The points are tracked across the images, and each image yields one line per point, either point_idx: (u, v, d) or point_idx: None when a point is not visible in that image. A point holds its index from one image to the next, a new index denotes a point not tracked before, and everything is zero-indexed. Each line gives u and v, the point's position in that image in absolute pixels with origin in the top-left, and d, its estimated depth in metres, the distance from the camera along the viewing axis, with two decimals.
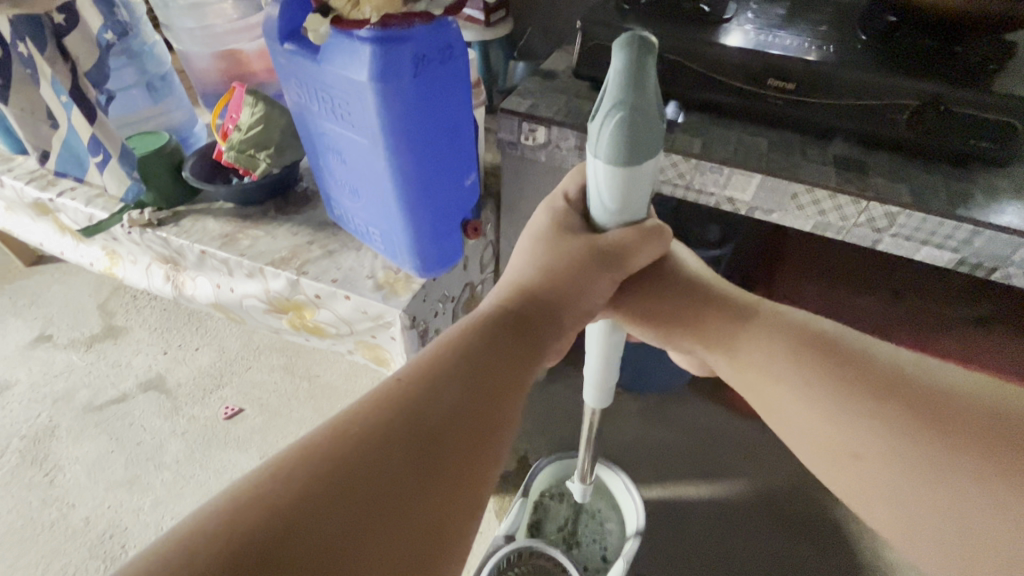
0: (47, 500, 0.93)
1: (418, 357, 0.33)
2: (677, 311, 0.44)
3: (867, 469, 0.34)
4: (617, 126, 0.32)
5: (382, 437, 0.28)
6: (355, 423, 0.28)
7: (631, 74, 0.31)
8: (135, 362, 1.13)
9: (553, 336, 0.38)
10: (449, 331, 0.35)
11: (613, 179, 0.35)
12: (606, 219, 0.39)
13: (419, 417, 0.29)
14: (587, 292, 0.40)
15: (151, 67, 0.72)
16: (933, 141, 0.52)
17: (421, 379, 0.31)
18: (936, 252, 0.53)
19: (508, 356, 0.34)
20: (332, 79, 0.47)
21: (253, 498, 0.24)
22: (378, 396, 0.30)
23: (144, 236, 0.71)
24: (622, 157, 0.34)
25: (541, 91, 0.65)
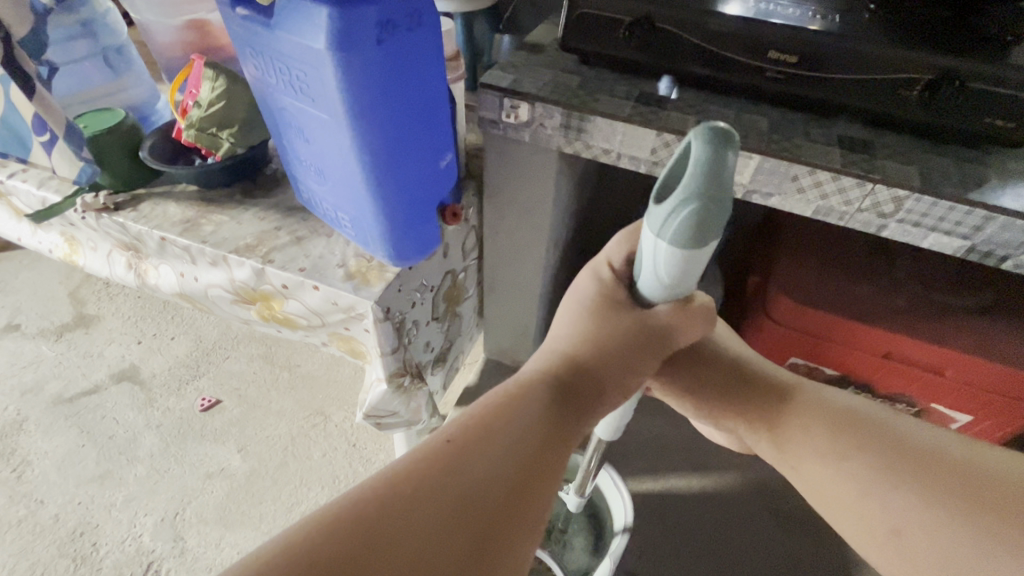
0: (15, 496, 0.89)
1: (467, 414, 0.34)
2: (716, 392, 0.47)
3: (913, 547, 0.37)
4: (687, 215, 0.31)
5: (436, 494, 0.30)
6: (403, 480, 0.30)
7: (709, 169, 0.28)
8: (107, 352, 1.09)
9: (598, 399, 0.38)
10: (501, 388, 0.37)
11: (673, 261, 0.34)
12: (655, 293, 0.38)
13: (464, 486, 0.31)
14: (633, 366, 0.40)
15: (105, 38, 0.67)
16: (944, 119, 0.49)
17: (476, 437, 0.33)
18: (943, 239, 0.50)
19: (554, 422, 0.35)
20: (289, 48, 0.42)
21: (316, 536, 0.27)
22: (436, 451, 0.32)
23: (100, 221, 0.66)
24: (687, 243, 0.32)
25: (524, 65, 0.61)
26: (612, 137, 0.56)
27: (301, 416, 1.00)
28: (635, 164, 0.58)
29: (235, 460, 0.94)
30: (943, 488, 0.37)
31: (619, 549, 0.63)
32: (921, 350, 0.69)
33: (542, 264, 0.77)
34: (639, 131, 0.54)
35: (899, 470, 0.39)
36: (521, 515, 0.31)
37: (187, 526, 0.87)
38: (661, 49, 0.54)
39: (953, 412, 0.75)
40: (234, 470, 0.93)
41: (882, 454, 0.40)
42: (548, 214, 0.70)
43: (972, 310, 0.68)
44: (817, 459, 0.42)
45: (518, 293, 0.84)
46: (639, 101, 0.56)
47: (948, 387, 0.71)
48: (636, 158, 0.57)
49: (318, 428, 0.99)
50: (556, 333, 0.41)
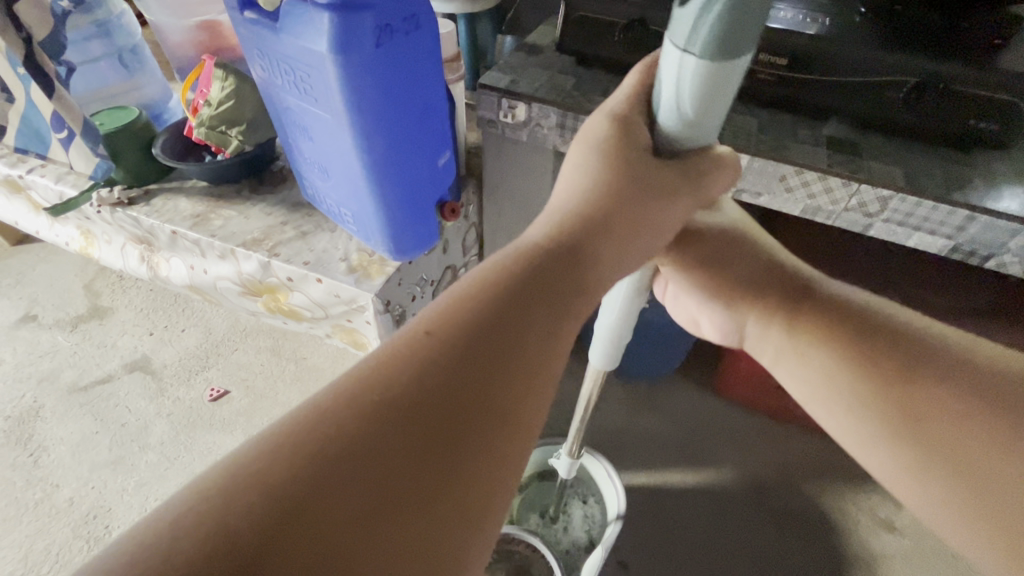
0: (32, 480, 0.93)
1: (448, 299, 0.28)
2: (734, 281, 0.44)
3: (908, 431, 0.35)
4: (722, 4, 0.26)
5: (406, 399, 0.24)
6: (373, 382, 0.24)
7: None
8: (120, 343, 1.12)
9: (612, 266, 0.32)
10: (492, 260, 0.29)
11: (699, 84, 0.29)
12: (679, 129, 0.32)
13: (443, 387, 0.24)
14: (639, 236, 0.33)
15: (120, 40, 0.69)
16: (930, 122, 0.50)
17: (454, 327, 0.26)
18: (928, 238, 0.51)
19: (560, 302, 0.29)
20: (293, 52, 0.44)
21: (254, 464, 0.21)
22: (405, 349, 0.25)
23: (114, 215, 0.69)
24: (719, 52, 0.27)
25: (523, 66, 0.62)
26: None
27: None
28: None
29: None
30: (940, 372, 0.35)
31: (613, 536, 0.65)
32: None
33: None
34: None
35: (897, 352, 0.36)
36: (515, 415, 0.26)
37: None
38: (654, 52, 0.56)
39: None
40: None
41: (881, 343, 0.37)
42: (546, 211, 0.71)
43: (965, 310, 0.69)
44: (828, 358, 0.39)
45: None
46: None
47: None
48: None
49: None
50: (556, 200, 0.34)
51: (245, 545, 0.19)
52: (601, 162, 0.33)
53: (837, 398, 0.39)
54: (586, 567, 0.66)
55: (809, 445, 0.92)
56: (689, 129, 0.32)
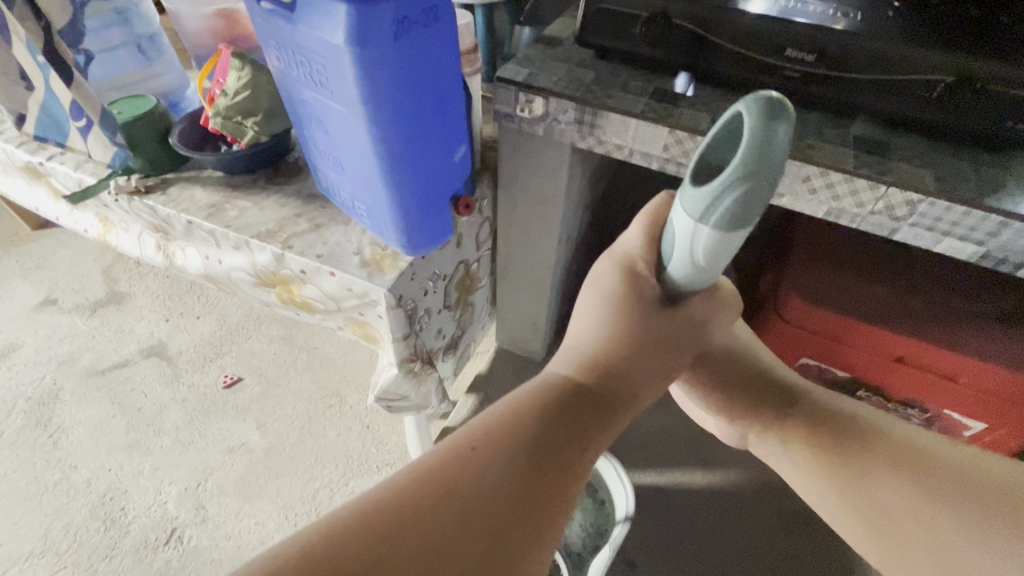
0: (51, 461, 0.95)
1: (496, 414, 0.35)
2: (740, 398, 0.51)
3: (878, 515, 0.41)
4: (735, 194, 0.30)
5: (459, 493, 0.31)
6: (436, 479, 0.31)
7: (758, 144, 0.28)
8: (137, 328, 1.14)
9: (634, 396, 0.38)
10: (533, 385, 0.37)
11: (709, 243, 0.34)
12: (686, 273, 0.38)
13: (487, 488, 0.31)
14: (650, 381, 0.39)
15: (138, 27, 0.70)
16: (960, 123, 0.48)
17: (500, 437, 0.33)
18: (957, 244, 0.49)
19: (576, 435, 0.35)
20: (310, 43, 0.43)
21: (348, 530, 0.29)
22: (459, 454, 0.32)
23: (131, 204, 0.69)
24: (729, 222, 0.32)
25: (540, 59, 0.61)
26: (625, 133, 0.56)
27: (318, 397, 1.04)
28: (646, 160, 0.58)
29: (255, 436, 0.98)
30: (904, 466, 0.41)
31: (621, 535, 0.65)
32: (935, 355, 0.67)
33: (553, 256, 0.78)
34: (652, 129, 0.54)
35: (868, 449, 0.43)
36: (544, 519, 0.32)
37: (209, 497, 0.91)
38: (676, 47, 0.55)
39: (966, 419, 0.73)
40: (253, 445, 0.97)
41: (855, 441, 0.44)
42: (560, 207, 0.71)
43: (982, 317, 0.67)
44: (812, 455, 0.46)
45: (530, 286, 0.85)
46: (653, 98, 0.56)
47: (964, 393, 0.70)
48: (647, 153, 0.57)
49: (334, 409, 1.02)
50: (581, 328, 0.40)
51: None
52: (613, 305, 0.40)
53: (825, 486, 0.45)
54: (593, 566, 0.66)
55: None
56: (691, 279, 0.38)
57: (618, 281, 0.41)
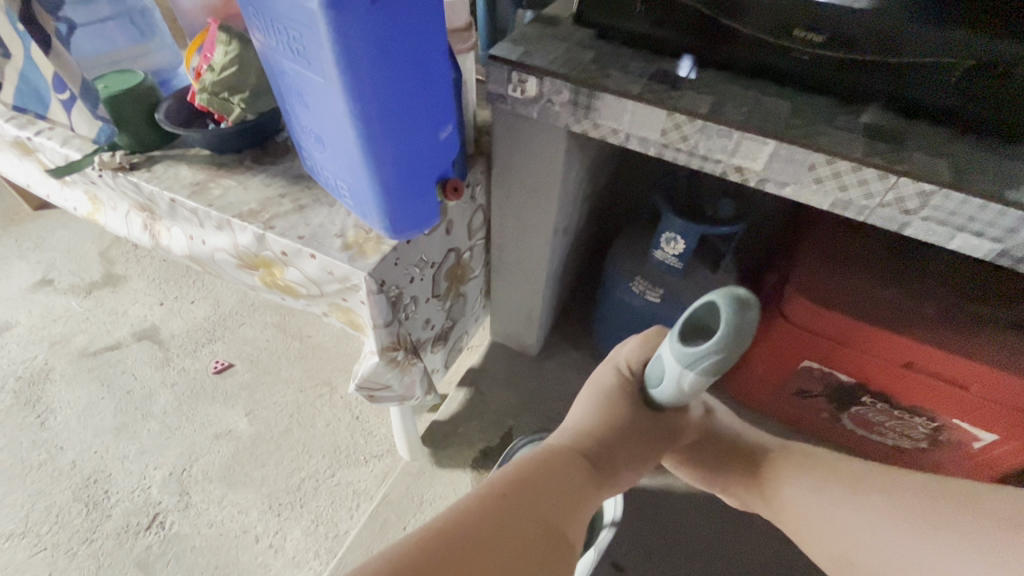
0: (37, 441, 0.94)
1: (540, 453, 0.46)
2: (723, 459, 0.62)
3: (824, 524, 0.50)
4: (715, 359, 0.41)
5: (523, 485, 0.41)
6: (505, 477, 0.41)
7: (734, 330, 0.39)
8: (131, 311, 1.13)
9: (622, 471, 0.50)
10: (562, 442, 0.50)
11: (692, 380, 0.45)
12: (672, 392, 0.49)
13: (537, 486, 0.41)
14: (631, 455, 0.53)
15: (130, 1, 0.68)
16: (979, 111, 0.45)
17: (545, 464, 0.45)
18: (972, 241, 0.46)
19: (587, 482, 0.45)
20: (286, 10, 0.41)
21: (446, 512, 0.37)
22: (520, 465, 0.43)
23: (116, 180, 0.67)
24: (708, 373, 0.43)
25: (536, 38, 0.58)
26: (622, 117, 0.53)
27: (309, 385, 1.02)
28: (644, 145, 0.55)
29: (243, 423, 0.97)
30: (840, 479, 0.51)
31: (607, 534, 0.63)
32: (944, 362, 0.64)
33: (549, 248, 0.75)
34: (650, 112, 0.52)
35: (823, 470, 0.53)
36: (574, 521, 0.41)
37: (193, 483, 0.90)
38: (677, 25, 0.52)
39: (977, 429, 0.70)
40: (241, 432, 0.96)
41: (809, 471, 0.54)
42: (556, 197, 0.68)
43: (995, 321, 0.64)
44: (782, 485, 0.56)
45: (525, 278, 0.82)
46: (654, 79, 0.54)
47: (972, 402, 0.66)
48: (644, 139, 0.54)
49: (323, 398, 1.01)
50: (579, 416, 0.55)
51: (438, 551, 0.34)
52: (609, 397, 0.56)
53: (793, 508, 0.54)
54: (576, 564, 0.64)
55: None
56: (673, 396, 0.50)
57: (614, 379, 0.57)
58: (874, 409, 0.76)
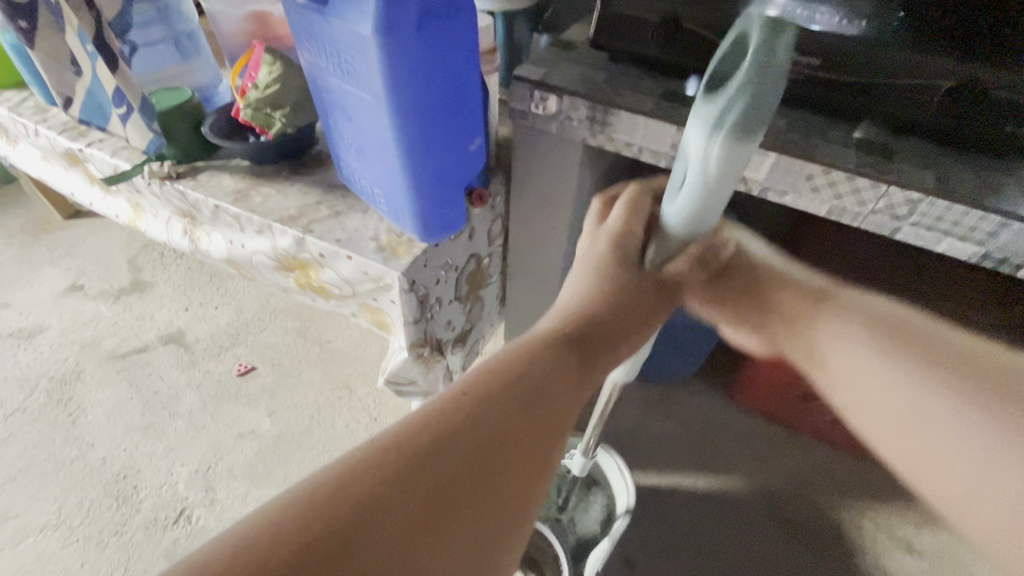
0: (69, 438, 0.98)
1: (479, 372, 0.38)
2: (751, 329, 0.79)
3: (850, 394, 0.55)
4: (742, 102, 0.37)
5: (449, 428, 0.34)
6: (432, 420, 0.34)
7: (765, 63, 0.38)
8: (158, 316, 1.18)
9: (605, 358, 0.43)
10: (521, 340, 0.42)
11: (717, 177, 0.40)
12: (681, 214, 0.44)
13: (466, 437, 0.34)
14: (637, 323, 0.46)
15: (178, 24, 0.74)
16: (961, 128, 0.50)
17: (482, 390, 0.37)
18: (957, 244, 0.50)
19: (553, 390, 0.39)
20: (340, 34, 0.46)
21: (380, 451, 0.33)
22: (452, 403, 0.36)
23: (163, 188, 0.73)
24: (736, 137, 0.38)
25: (556, 60, 0.64)
26: (634, 132, 0.58)
27: (329, 388, 1.06)
28: (655, 158, 0.60)
29: (265, 423, 1.01)
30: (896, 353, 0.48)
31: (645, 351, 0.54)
32: None
33: (563, 254, 0.80)
34: (661, 127, 0.56)
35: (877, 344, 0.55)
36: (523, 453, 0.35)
37: (218, 479, 0.93)
38: (684, 49, 0.57)
39: None
40: (264, 431, 1.00)
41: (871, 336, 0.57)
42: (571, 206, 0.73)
43: None
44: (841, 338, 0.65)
45: (540, 284, 0.87)
46: (664, 98, 0.59)
47: None
48: (655, 151, 0.59)
49: (343, 400, 1.04)
50: (559, 307, 0.46)
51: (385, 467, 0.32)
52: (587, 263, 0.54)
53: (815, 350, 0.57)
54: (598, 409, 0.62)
55: (835, 460, 0.89)
56: (693, 223, 0.44)
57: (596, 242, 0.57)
58: None
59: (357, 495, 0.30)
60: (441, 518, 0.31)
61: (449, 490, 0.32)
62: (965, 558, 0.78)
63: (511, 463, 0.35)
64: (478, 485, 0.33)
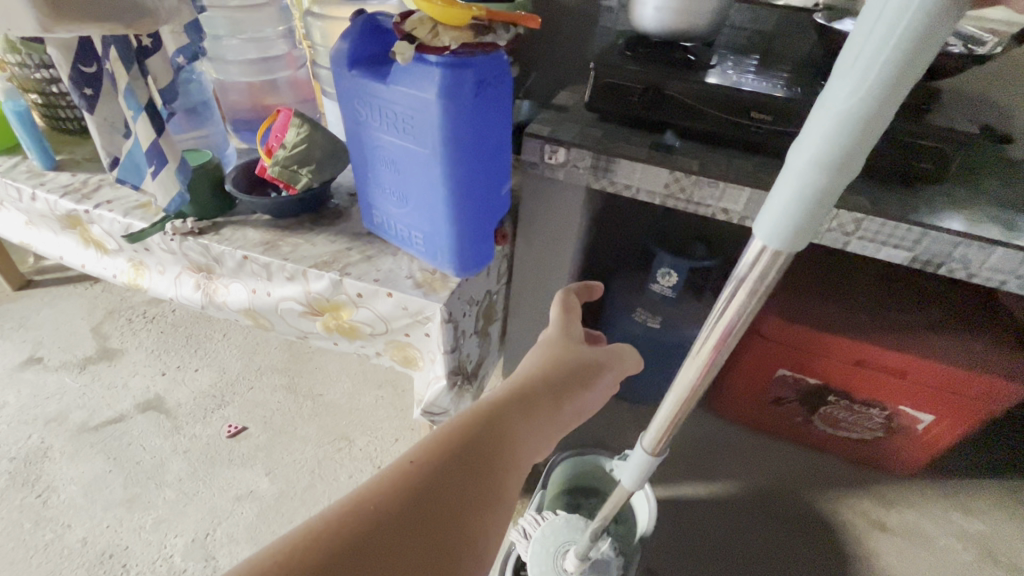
0: (40, 521, 0.90)
1: (435, 436, 0.37)
2: None
3: None
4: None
5: (408, 492, 0.33)
6: (391, 484, 0.33)
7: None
8: (131, 383, 1.12)
9: (556, 415, 0.43)
10: (473, 405, 0.41)
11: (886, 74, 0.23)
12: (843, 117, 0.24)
13: (421, 499, 0.33)
14: (575, 397, 0.45)
15: (195, 94, 0.78)
16: (883, 164, 0.64)
17: (437, 451, 0.36)
18: (893, 252, 0.64)
19: (505, 447, 0.38)
20: (400, 98, 0.54)
21: (337, 510, 0.31)
22: (404, 469, 0.34)
23: (183, 245, 0.74)
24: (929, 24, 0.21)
25: (556, 121, 0.75)
26: (633, 175, 0.70)
27: (326, 440, 1.05)
28: (650, 197, 0.71)
29: (264, 483, 0.97)
30: None
31: (837, 152, 0.25)
32: (886, 356, 0.80)
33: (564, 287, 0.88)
34: (656, 171, 0.68)
35: None
36: (482, 508, 0.35)
37: (219, 546, 0.88)
38: (667, 113, 0.70)
39: (919, 412, 0.86)
40: (263, 492, 0.96)
41: None
42: (572, 243, 0.82)
43: (921, 324, 0.82)
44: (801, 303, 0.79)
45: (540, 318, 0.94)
46: (652, 148, 0.71)
47: (911, 388, 0.82)
48: (651, 191, 0.70)
49: (343, 451, 1.03)
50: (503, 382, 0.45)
51: (340, 534, 0.30)
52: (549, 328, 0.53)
53: None
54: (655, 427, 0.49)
55: (809, 458, 1.00)
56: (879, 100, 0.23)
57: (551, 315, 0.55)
58: (839, 406, 0.91)
59: (327, 551, 0.29)
60: (418, 563, 0.30)
61: (420, 536, 0.31)
62: (928, 530, 0.90)
63: (475, 512, 0.34)
64: (451, 530, 0.33)
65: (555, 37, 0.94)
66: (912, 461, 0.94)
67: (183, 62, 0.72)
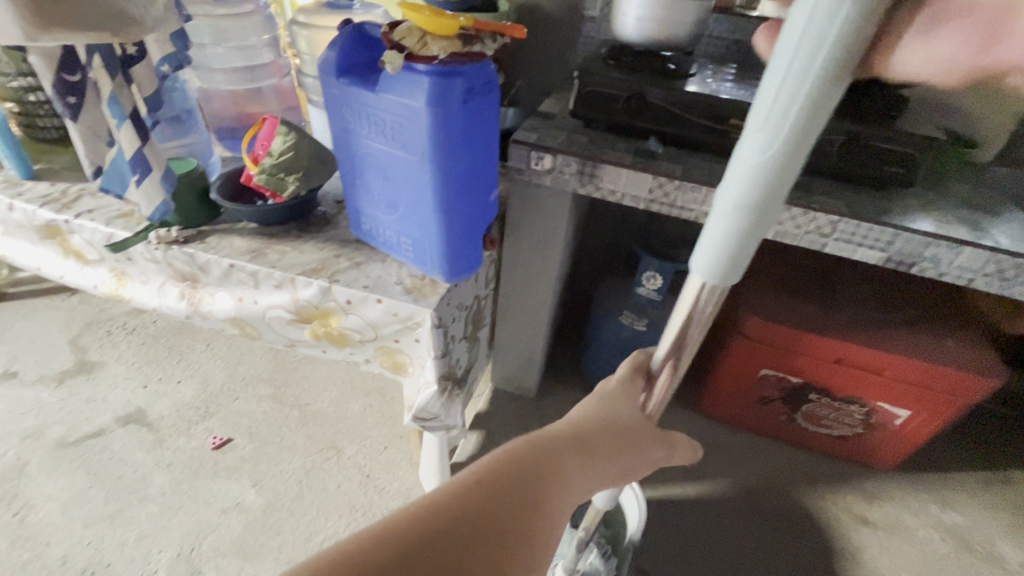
0: (17, 540, 0.87)
1: (476, 472, 0.36)
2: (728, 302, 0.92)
3: None
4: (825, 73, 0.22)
5: (444, 526, 0.32)
6: (428, 514, 0.32)
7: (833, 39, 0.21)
8: (112, 396, 1.10)
9: (596, 475, 0.41)
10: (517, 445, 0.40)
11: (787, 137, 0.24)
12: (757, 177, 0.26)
13: (456, 534, 0.32)
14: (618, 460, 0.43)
15: (179, 102, 0.78)
16: (857, 168, 0.66)
17: (477, 488, 0.35)
18: (867, 252, 0.66)
19: (544, 497, 0.37)
20: (389, 106, 0.55)
21: (373, 532, 0.31)
22: (442, 502, 0.33)
23: (167, 254, 0.73)
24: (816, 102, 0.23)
25: (541, 127, 0.77)
26: (618, 180, 0.71)
27: (314, 450, 1.04)
28: (635, 202, 0.73)
29: (251, 495, 0.96)
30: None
31: (757, 197, 0.26)
32: (863, 353, 0.83)
33: (551, 291, 0.89)
34: (640, 176, 0.70)
35: None
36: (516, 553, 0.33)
37: (205, 560, 0.87)
38: (648, 119, 0.72)
39: (896, 409, 0.88)
40: (250, 504, 0.95)
41: None
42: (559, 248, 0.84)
43: (895, 322, 0.85)
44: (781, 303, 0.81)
45: (528, 323, 0.94)
46: (635, 154, 0.73)
47: (887, 385, 0.85)
48: (635, 196, 0.72)
49: (331, 461, 1.02)
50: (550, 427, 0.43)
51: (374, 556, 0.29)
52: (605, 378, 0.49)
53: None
54: None
55: (793, 457, 1.02)
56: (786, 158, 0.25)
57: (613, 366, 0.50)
58: (820, 404, 0.93)
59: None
60: None
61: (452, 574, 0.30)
62: (909, 523, 0.93)
63: (508, 558, 0.32)
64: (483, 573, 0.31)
65: (539, 46, 0.96)
66: (891, 457, 0.97)
67: (168, 70, 0.72)
